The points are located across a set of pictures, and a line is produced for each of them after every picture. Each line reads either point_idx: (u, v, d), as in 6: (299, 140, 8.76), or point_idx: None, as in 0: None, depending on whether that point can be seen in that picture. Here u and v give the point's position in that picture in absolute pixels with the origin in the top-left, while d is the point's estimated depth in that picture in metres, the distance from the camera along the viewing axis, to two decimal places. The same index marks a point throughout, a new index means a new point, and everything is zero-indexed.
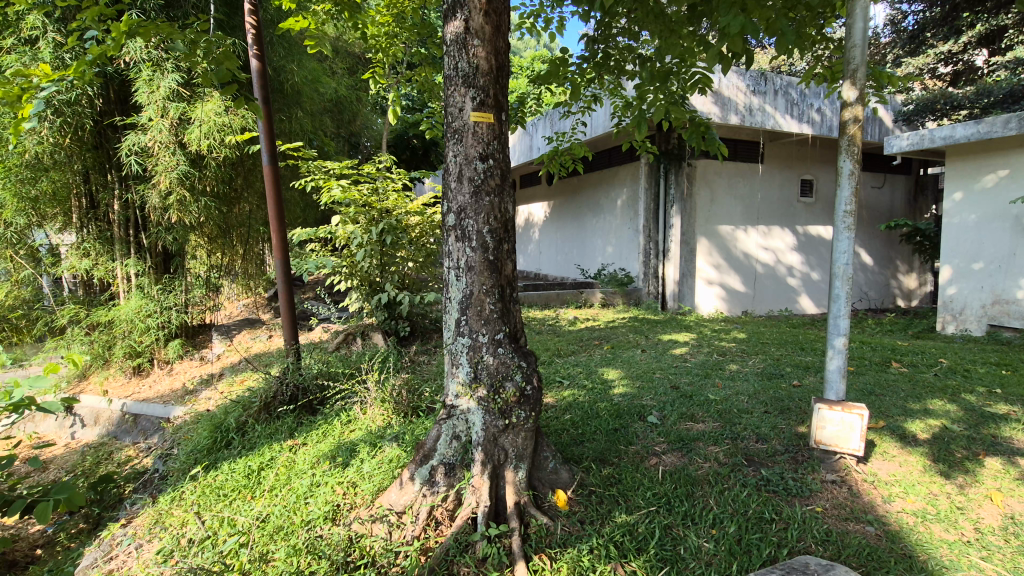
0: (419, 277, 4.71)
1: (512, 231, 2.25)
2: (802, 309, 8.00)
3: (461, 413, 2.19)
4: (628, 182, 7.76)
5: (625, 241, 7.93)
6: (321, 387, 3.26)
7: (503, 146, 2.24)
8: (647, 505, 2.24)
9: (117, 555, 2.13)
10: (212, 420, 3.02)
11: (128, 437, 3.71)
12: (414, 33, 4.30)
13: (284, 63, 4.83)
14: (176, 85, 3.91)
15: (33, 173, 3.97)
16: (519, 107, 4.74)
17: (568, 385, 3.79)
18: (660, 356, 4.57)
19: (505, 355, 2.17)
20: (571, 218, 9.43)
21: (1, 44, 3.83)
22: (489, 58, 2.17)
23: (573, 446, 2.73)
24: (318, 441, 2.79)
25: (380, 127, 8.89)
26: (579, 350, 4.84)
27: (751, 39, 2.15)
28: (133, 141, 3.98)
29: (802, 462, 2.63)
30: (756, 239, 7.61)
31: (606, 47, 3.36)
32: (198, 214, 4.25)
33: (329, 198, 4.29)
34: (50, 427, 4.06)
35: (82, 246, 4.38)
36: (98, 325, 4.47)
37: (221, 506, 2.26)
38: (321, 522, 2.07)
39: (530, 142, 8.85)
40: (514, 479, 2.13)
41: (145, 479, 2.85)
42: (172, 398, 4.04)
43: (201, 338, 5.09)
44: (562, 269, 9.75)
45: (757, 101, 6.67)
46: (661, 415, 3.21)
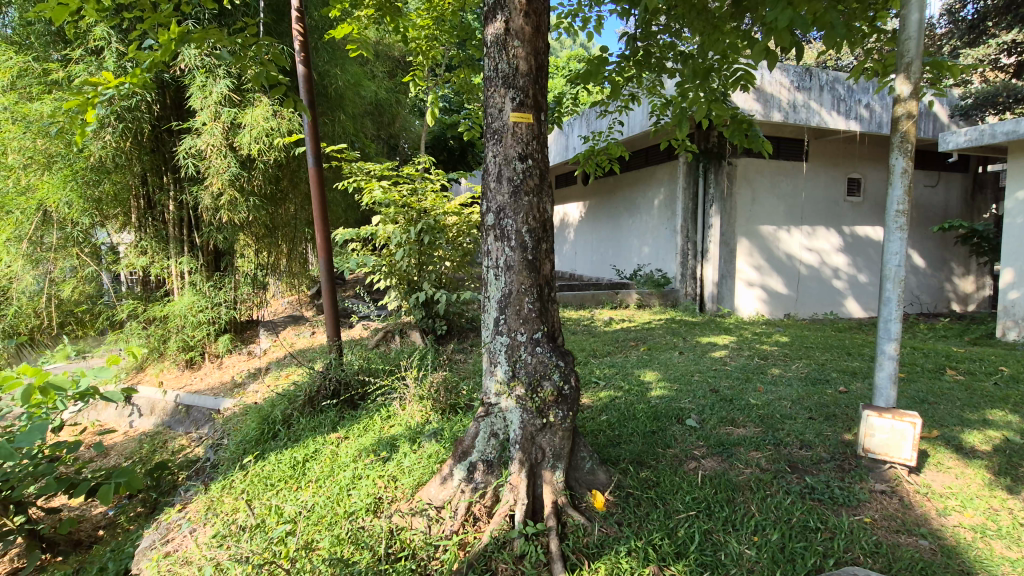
0: (456, 277, 4.76)
1: (551, 230, 2.26)
2: (848, 312, 7.70)
3: (498, 411, 2.20)
4: (666, 181, 7.64)
5: (662, 242, 7.81)
6: (362, 383, 3.35)
7: (542, 145, 2.24)
8: (687, 510, 2.20)
9: (174, 538, 2.24)
10: (260, 411, 3.12)
11: (181, 426, 3.90)
12: (454, 36, 4.36)
13: (329, 68, 4.98)
14: (227, 91, 4.09)
15: (97, 175, 4.17)
16: (556, 107, 4.73)
17: (605, 386, 3.77)
18: (699, 358, 4.48)
19: (543, 354, 2.18)
20: (606, 219, 9.36)
21: (70, 54, 4.07)
22: (529, 58, 2.18)
23: (610, 447, 2.72)
24: (360, 435, 2.87)
25: (418, 128, 9.02)
26: (616, 351, 4.80)
27: (801, 33, 2.09)
28: (189, 145, 4.17)
29: (849, 470, 2.53)
30: (800, 239, 7.37)
31: (647, 45, 3.32)
32: (247, 214, 4.42)
33: (370, 199, 4.40)
34: (111, 415, 4.31)
35: (141, 244, 4.62)
36: (154, 319, 4.71)
37: (270, 494, 2.35)
38: (364, 514, 2.13)
39: (566, 142, 8.83)
40: (552, 478, 2.14)
41: (198, 467, 3.00)
42: (222, 390, 4.23)
43: (249, 333, 5.30)
44: (597, 269, 9.67)
45: (801, 98, 6.46)
46: (701, 418, 3.16)
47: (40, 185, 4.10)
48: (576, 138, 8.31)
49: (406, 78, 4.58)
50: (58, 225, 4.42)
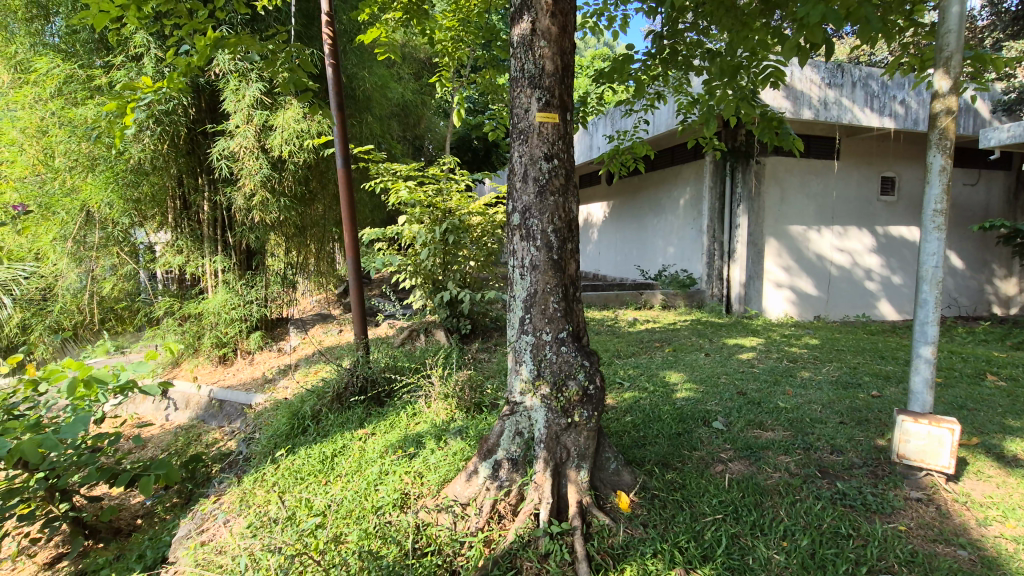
0: (480, 276, 4.79)
1: (576, 230, 2.26)
2: (881, 315, 7.48)
3: (524, 410, 2.21)
4: (692, 181, 7.54)
5: (687, 242, 7.71)
6: (389, 380, 3.40)
7: (568, 145, 2.25)
8: (713, 513, 2.18)
9: (209, 528, 2.32)
10: (290, 407, 3.19)
11: (215, 420, 4.02)
12: (479, 36, 4.38)
13: (357, 70, 5.04)
14: (259, 94, 4.19)
15: (137, 177, 4.32)
16: (581, 106, 4.71)
17: (629, 387, 3.74)
18: (726, 360, 4.41)
19: (568, 353, 2.18)
20: (631, 219, 9.28)
21: (112, 60, 4.22)
22: (555, 58, 2.19)
23: (635, 448, 2.70)
24: (387, 431, 2.91)
25: (442, 129, 9.09)
26: (640, 351, 4.76)
27: (834, 29, 2.04)
28: (222, 147, 4.29)
29: (882, 476, 2.47)
30: (830, 240, 7.19)
31: (674, 42, 3.28)
32: (278, 214, 4.53)
33: (397, 199, 4.45)
34: (148, 408, 4.46)
35: (176, 243, 4.76)
36: (189, 316, 4.86)
37: (300, 488, 2.41)
38: (391, 508, 2.16)
39: (590, 141, 8.79)
40: (576, 478, 2.14)
41: (231, 460, 3.09)
42: (254, 385, 4.34)
43: (279, 331, 5.43)
44: (621, 270, 9.60)
45: (833, 94, 6.30)
46: (727, 421, 3.11)
47: (84, 187, 4.27)
48: (600, 137, 8.28)
49: (432, 79, 4.63)
50: (99, 225, 4.60)
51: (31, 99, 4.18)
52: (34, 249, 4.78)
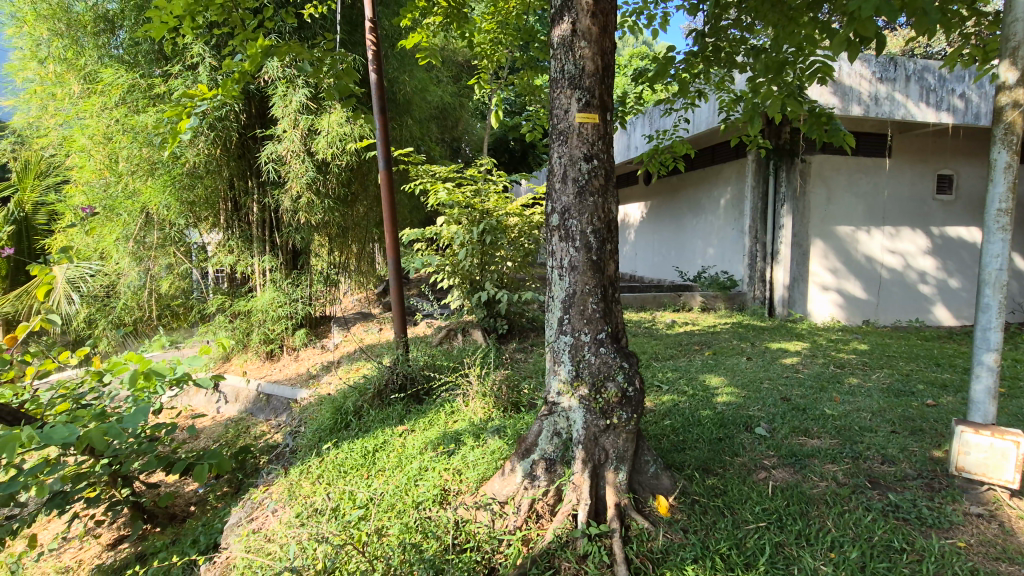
0: (517, 277, 4.82)
1: (616, 231, 2.24)
2: (936, 320, 7.10)
3: (562, 410, 2.21)
4: (733, 180, 7.35)
5: (728, 243, 7.52)
6: (428, 378, 3.46)
7: (608, 145, 2.23)
8: (757, 520, 2.12)
9: (258, 517, 2.42)
10: (334, 402, 3.29)
11: (262, 413, 4.18)
12: (518, 38, 4.41)
13: (398, 75, 5.15)
14: (305, 99, 4.34)
15: (192, 180, 4.54)
16: (620, 106, 4.67)
17: (667, 390, 3.68)
18: (769, 364, 4.30)
19: (607, 354, 2.17)
20: (669, 219, 9.13)
21: (170, 70, 4.44)
22: (595, 58, 2.18)
23: (674, 453, 2.66)
24: (426, 428, 2.97)
25: (480, 131, 9.17)
26: (678, 354, 4.68)
27: (888, 21, 1.95)
28: (271, 151, 4.46)
29: (939, 490, 2.35)
30: (881, 241, 6.87)
31: (717, 40, 3.22)
32: (322, 215, 4.68)
33: (436, 200, 4.52)
34: (201, 401, 4.68)
35: (228, 243, 4.98)
36: (239, 313, 5.07)
37: (344, 481, 2.48)
38: (431, 504, 2.20)
39: (628, 141, 8.70)
40: (615, 480, 2.12)
41: (278, 452, 3.21)
42: (298, 381, 4.49)
43: (322, 328, 5.59)
44: (659, 271, 9.45)
45: (885, 89, 6.03)
46: (771, 427, 3.03)
47: (144, 190, 4.52)
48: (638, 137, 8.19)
49: (471, 82, 4.68)
50: (158, 226, 4.85)
51: (98, 107, 4.44)
52: (99, 249, 5.09)
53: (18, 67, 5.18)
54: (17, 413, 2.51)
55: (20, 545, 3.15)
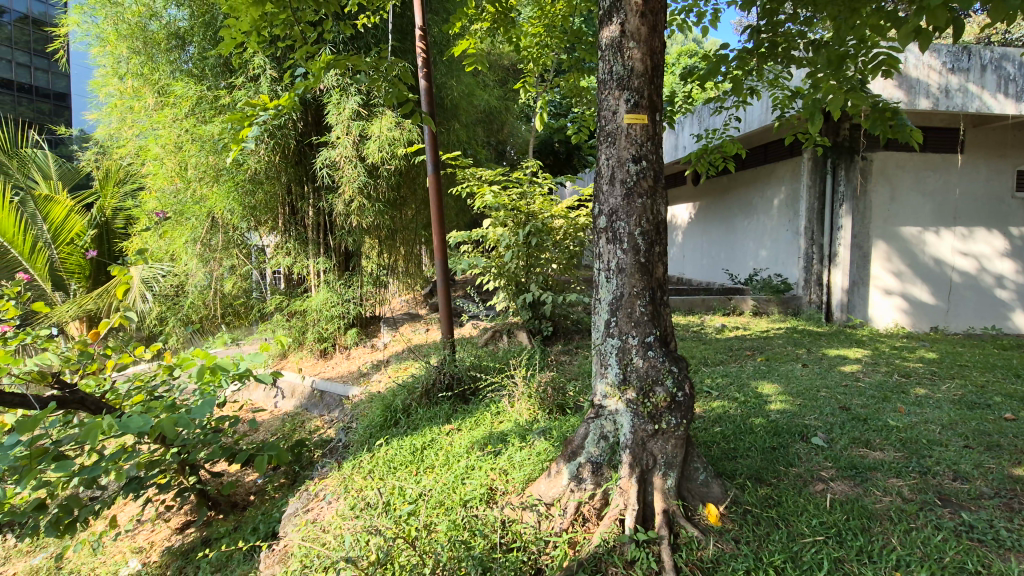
0: (562, 279, 4.81)
1: (664, 233, 2.21)
2: (1015, 327, 6.57)
3: (608, 414, 2.20)
4: (787, 179, 7.07)
5: (782, 244, 7.24)
6: (474, 378, 3.51)
7: (657, 146, 2.21)
8: (813, 534, 2.04)
9: (314, 508, 2.53)
10: (383, 400, 3.40)
11: (316, 409, 4.35)
12: (564, 41, 4.41)
13: (446, 80, 5.25)
14: (357, 106, 4.50)
15: (253, 186, 4.78)
16: (668, 106, 4.59)
17: (717, 396, 3.58)
18: (826, 372, 4.11)
19: (655, 358, 2.14)
20: (718, 220, 8.88)
21: (234, 82, 4.68)
22: (645, 59, 2.16)
23: (725, 460, 2.59)
24: (473, 428, 3.01)
25: (525, 134, 9.21)
26: (729, 359, 4.55)
27: (961, 9, 1.85)
28: (325, 157, 4.64)
29: (1020, 510, 2.18)
30: (951, 242, 6.44)
31: (773, 35, 3.11)
32: (373, 218, 4.83)
33: (482, 203, 4.58)
34: (260, 395, 4.92)
35: (285, 246, 5.21)
36: (295, 312, 5.31)
37: (394, 476, 2.56)
38: (478, 503, 2.24)
39: (676, 140, 8.53)
40: (663, 485, 2.09)
41: (332, 446, 3.34)
42: (350, 378, 4.65)
43: (372, 328, 5.76)
44: (708, 273, 9.21)
45: (956, 80, 5.66)
46: (828, 437, 2.90)
47: (211, 196, 4.81)
48: (687, 137, 8.01)
49: (517, 85, 4.72)
50: (222, 230, 5.14)
51: (170, 118, 4.74)
52: (170, 251, 5.45)
53: (103, 83, 5.66)
54: (99, 404, 2.73)
55: (101, 526, 3.41)
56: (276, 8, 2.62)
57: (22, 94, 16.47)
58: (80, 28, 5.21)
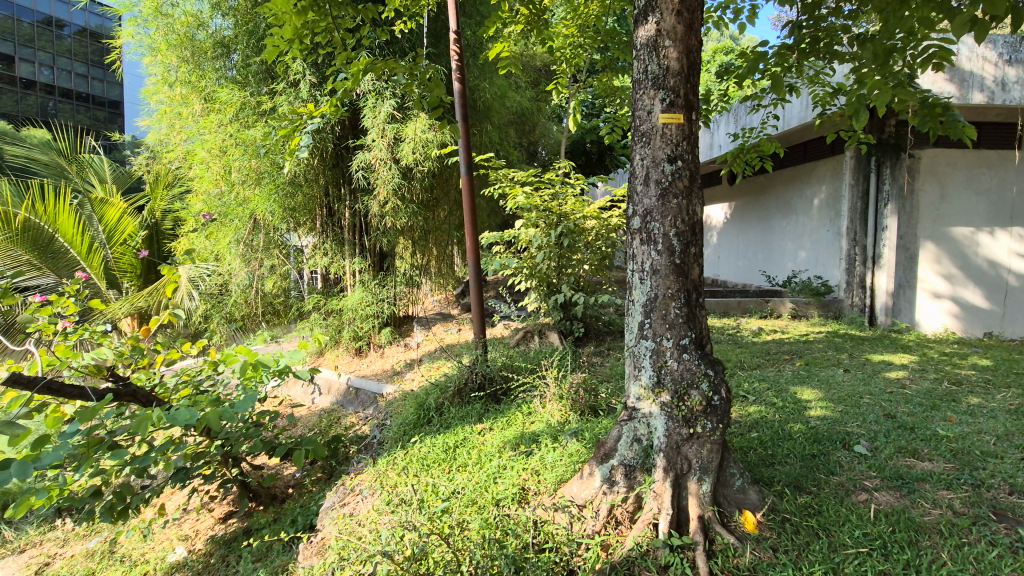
0: (593, 280, 4.79)
1: (701, 234, 2.17)
2: None
3: (642, 416, 2.17)
4: (829, 178, 6.84)
5: (822, 245, 7.02)
6: (506, 379, 3.53)
7: (693, 146, 2.17)
8: (856, 546, 1.97)
9: (350, 503, 2.60)
10: (417, 398, 3.45)
11: (351, 406, 4.46)
12: (598, 41, 4.40)
13: (478, 83, 5.29)
14: (392, 110, 4.58)
15: (293, 188, 4.93)
16: (703, 104, 4.51)
17: (754, 401, 3.50)
18: (869, 378, 3.95)
19: (690, 361, 2.11)
20: (755, 221, 8.66)
21: (276, 87, 4.83)
22: (681, 57, 2.13)
23: (762, 467, 2.52)
24: (504, 428, 3.03)
25: (557, 135, 9.20)
26: (766, 364, 4.43)
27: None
28: (361, 160, 4.75)
29: None
30: (1008, 244, 6.09)
31: (815, 30, 3.02)
32: (407, 219, 4.91)
33: (514, 204, 4.60)
34: (298, 391, 5.07)
35: (322, 246, 5.35)
36: (332, 311, 5.45)
37: (428, 473, 2.60)
38: (510, 502, 2.25)
39: (711, 139, 8.37)
40: (698, 491, 2.05)
41: (366, 443, 3.41)
42: (384, 376, 4.74)
43: (405, 327, 5.85)
44: (745, 275, 9.00)
45: (1014, 72, 5.37)
46: (872, 445, 2.79)
47: (253, 198, 4.98)
48: (723, 136, 7.85)
49: (550, 86, 4.73)
50: (263, 230, 5.32)
51: (215, 124, 4.93)
52: (215, 251, 5.67)
53: (153, 91, 5.94)
54: (150, 396, 2.86)
55: (150, 513, 3.58)
56: (318, 16, 2.69)
57: (80, 102, 17.47)
58: (134, 40, 5.49)
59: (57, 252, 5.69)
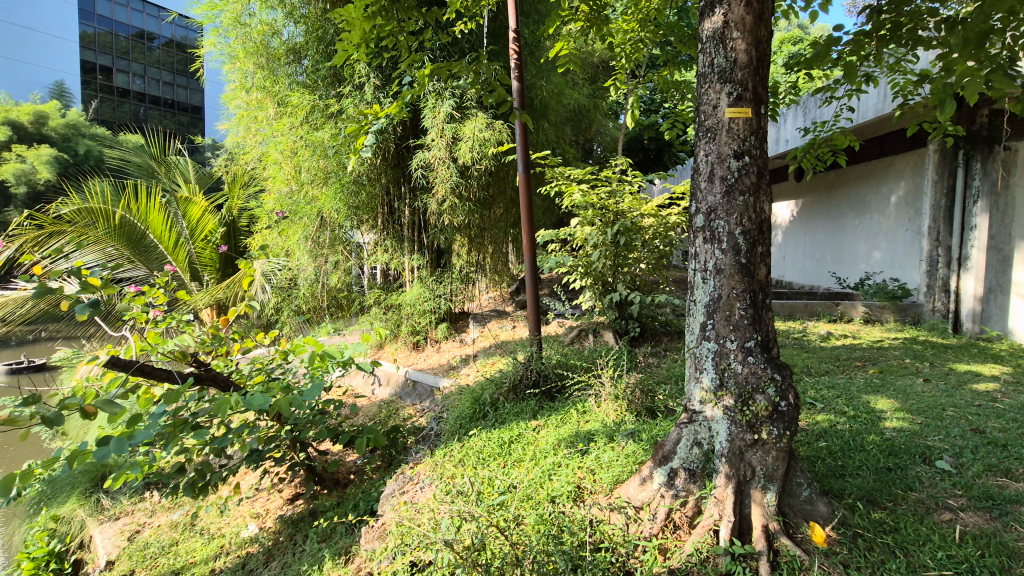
0: (650, 279, 4.70)
1: (768, 232, 2.09)
2: None
3: (704, 420, 2.12)
4: (909, 173, 6.39)
5: (900, 246, 6.59)
6: (561, 376, 3.53)
7: (762, 141, 2.09)
8: (939, 568, 1.83)
9: (409, 491, 2.69)
10: (473, 393, 3.52)
11: (409, 398, 4.60)
12: (659, 35, 4.31)
13: (535, 81, 5.29)
14: (451, 110, 4.68)
15: (357, 187, 5.13)
16: (770, 97, 4.32)
17: (822, 409, 3.33)
18: (953, 389, 3.65)
19: (756, 364, 2.04)
20: (825, 219, 8.22)
21: (343, 91, 5.03)
22: (750, 49, 2.05)
23: (832, 478, 2.40)
24: (559, 425, 3.02)
25: (614, 131, 9.08)
26: (836, 370, 4.20)
27: None
28: (421, 159, 4.87)
29: None
30: None
31: (897, 14, 2.81)
32: (464, 217, 5.00)
33: (570, 202, 4.57)
34: (359, 382, 5.29)
35: (383, 243, 5.55)
36: (392, 306, 5.63)
37: (484, 467, 2.65)
38: (566, 499, 2.25)
39: (778, 133, 8.00)
40: (763, 500, 1.98)
41: (424, 434, 3.52)
42: (440, 370, 4.85)
43: (461, 324, 5.96)
44: (813, 276, 8.57)
45: None
46: (957, 462, 2.58)
47: (320, 197, 5.22)
48: (791, 130, 7.48)
49: (607, 83, 4.67)
50: (329, 227, 5.56)
51: (287, 127, 5.20)
52: (285, 247, 5.99)
53: (232, 97, 6.34)
54: (227, 381, 3.06)
55: (226, 491, 3.84)
56: (385, 21, 2.78)
57: (168, 109, 18.88)
58: (216, 49, 5.87)
59: (148, 246, 6.17)
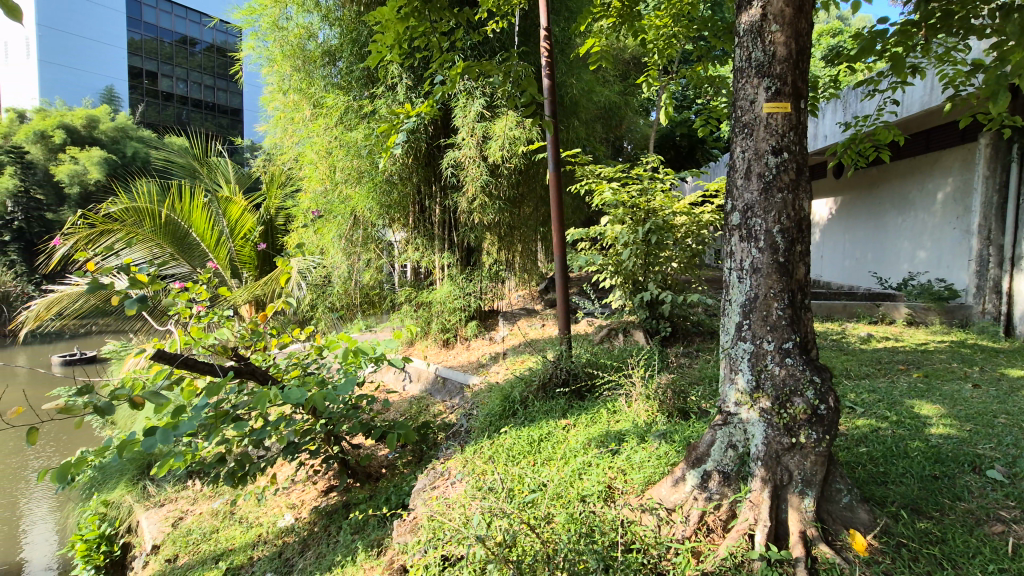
0: (682, 278, 4.63)
1: (808, 230, 2.03)
2: None
3: (739, 422, 2.09)
4: (958, 169, 6.11)
5: (947, 245, 6.31)
6: (591, 375, 3.51)
7: (802, 137, 2.03)
8: None
9: (439, 486, 2.73)
10: (502, 390, 3.54)
11: (439, 394, 4.65)
12: (692, 30, 4.23)
13: (566, 78, 5.27)
14: (481, 108, 4.71)
15: (389, 186, 5.20)
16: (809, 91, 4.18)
17: (863, 413, 3.22)
18: (1006, 395, 3.48)
19: (794, 365, 1.98)
20: (865, 217, 7.93)
21: (376, 91, 5.12)
22: (789, 42, 2.00)
23: (873, 485, 2.32)
24: (589, 425, 3.01)
25: (646, 129, 8.96)
26: (877, 373, 4.05)
27: None
28: (451, 158, 4.92)
29: None
30: None
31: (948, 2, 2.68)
32: (494, 215, 5.02)
33: (601, 200, 4.53)
34: (391, 377, 5.38)
35: (414, 241, 5.63)
36: (422, 303, 5.70)
37: (514, 465, 2.66)
38: (597, 500, 2.23)
39: (816, 128, 7.75)
40: (800, 505, 1.93)
41: (455, 430, 3.55)
42: (470, 368, 4.89)
43: (490, 321, 5.99)
44: (853, 276, 8.28)
45: None
46: (1009, 471, 2.45)
47: (353, 196, 5.31)
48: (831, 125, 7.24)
49: (639, 79, 4.61)
50: (362, 226, 5.65)
51: (323, 127, 5.31)
52: (320, 245, 6.13)
53: (270, 99, 6.52)
54: (266, 374, 3.14)
55: (263, 481, 3.96)
56: (418, 21, 2.81)
57: (208, 111, 19.54)
58: (254, 53, 6.04)
59: (191, 244, 6.39)
